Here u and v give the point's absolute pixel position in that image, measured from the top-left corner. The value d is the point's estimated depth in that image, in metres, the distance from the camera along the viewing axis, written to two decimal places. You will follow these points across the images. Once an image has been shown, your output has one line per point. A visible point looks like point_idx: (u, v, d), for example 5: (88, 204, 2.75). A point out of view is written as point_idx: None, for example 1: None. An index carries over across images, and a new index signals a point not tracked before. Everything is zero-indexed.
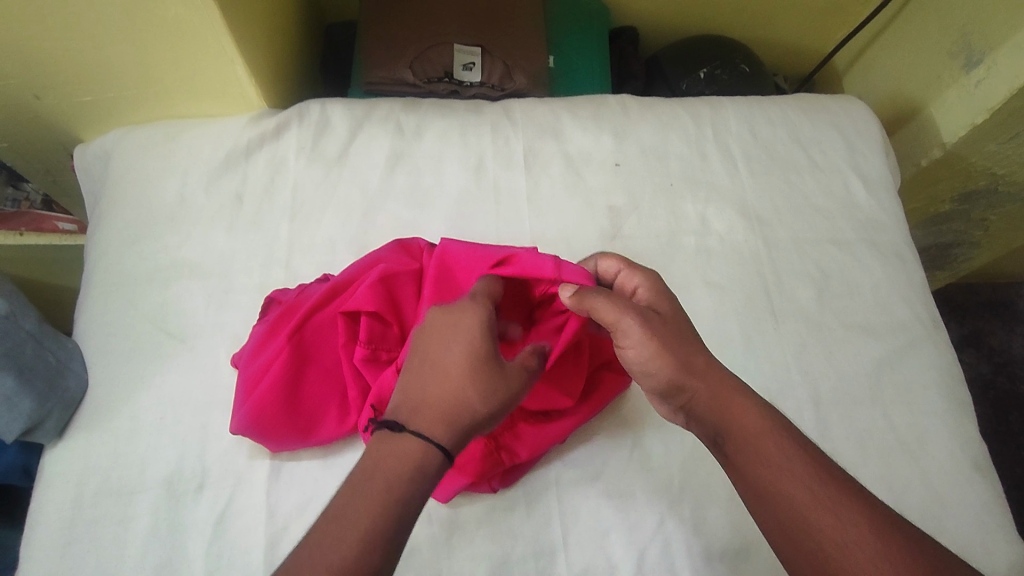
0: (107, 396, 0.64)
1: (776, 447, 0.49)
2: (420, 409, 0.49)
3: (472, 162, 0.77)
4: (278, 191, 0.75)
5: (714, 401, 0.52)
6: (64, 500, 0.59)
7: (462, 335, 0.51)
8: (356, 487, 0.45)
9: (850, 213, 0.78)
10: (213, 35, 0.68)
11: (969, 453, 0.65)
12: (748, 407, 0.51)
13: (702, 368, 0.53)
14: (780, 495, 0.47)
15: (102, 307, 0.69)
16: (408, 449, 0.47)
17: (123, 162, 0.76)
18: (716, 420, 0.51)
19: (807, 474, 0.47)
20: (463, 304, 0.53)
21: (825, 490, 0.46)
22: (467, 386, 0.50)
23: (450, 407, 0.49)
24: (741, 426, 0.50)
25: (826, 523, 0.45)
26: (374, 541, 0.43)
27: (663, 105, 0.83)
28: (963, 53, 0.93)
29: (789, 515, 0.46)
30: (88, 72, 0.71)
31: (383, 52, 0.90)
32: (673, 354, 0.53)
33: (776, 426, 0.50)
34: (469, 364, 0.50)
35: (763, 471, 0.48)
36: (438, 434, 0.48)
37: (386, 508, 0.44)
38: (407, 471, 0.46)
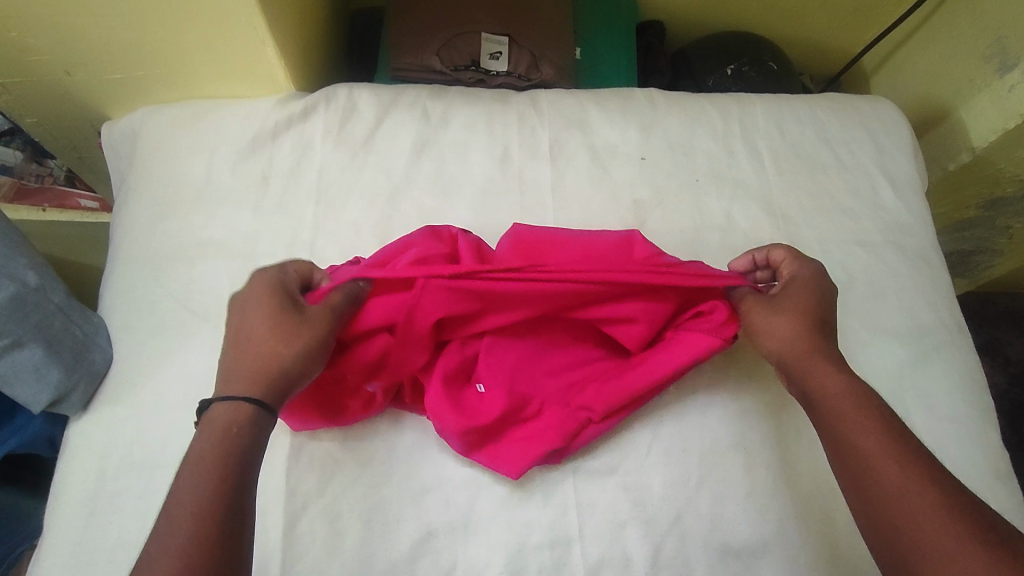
0: (132, 371, 0.65)
1: (856, 409, 0.52)
2: (242, 368, 0.52)
3: (497, 151, 0.77)
4: (303, 174, 0.75)
5: (802, 361, 0.56)
6: (88, 471, 0.60)
7: (260, 291, 0.56)
8: (183, 475, 0.47)
9: (878, 215, 0.77)
10: (246, 16, 0.68)
11: (991, 461, 0.65)
12: (835, 369, 0.55)
13: (809, 340, 0.57)
14: (856, 445, 0.50)
15: (128, 282, 0.70)
16: (230, 418, 0.50)
17: (152, 140, 0.77)
18: (807, 378, 0.55)
19: (882, 434, 0.50)
20: (257, 277, 0.57)
21: (891, 444, 0.49)
22: (266, 344, 0.53)
23: (251, 365, 0.52)
24: (821, 388, 0.54)
25: (889, 473, 0.48)
26: (206, 518, 0.44)
27: (691, 100, 0.83)
28: (997, 57, 0.91)
29: (860, 465, 0.49)
30: (121, 49, 0.71)
31: (410, 39, 0.90)
32: (799, 330, 0.57)
33: (860, 389, 0.53)
34: (269, 314, 0.55)
35: (842, 427, 0.51)
36: (248, 394, 0.51)
37: (213, 483, 0.46)
38: (225, 442, 0.48)
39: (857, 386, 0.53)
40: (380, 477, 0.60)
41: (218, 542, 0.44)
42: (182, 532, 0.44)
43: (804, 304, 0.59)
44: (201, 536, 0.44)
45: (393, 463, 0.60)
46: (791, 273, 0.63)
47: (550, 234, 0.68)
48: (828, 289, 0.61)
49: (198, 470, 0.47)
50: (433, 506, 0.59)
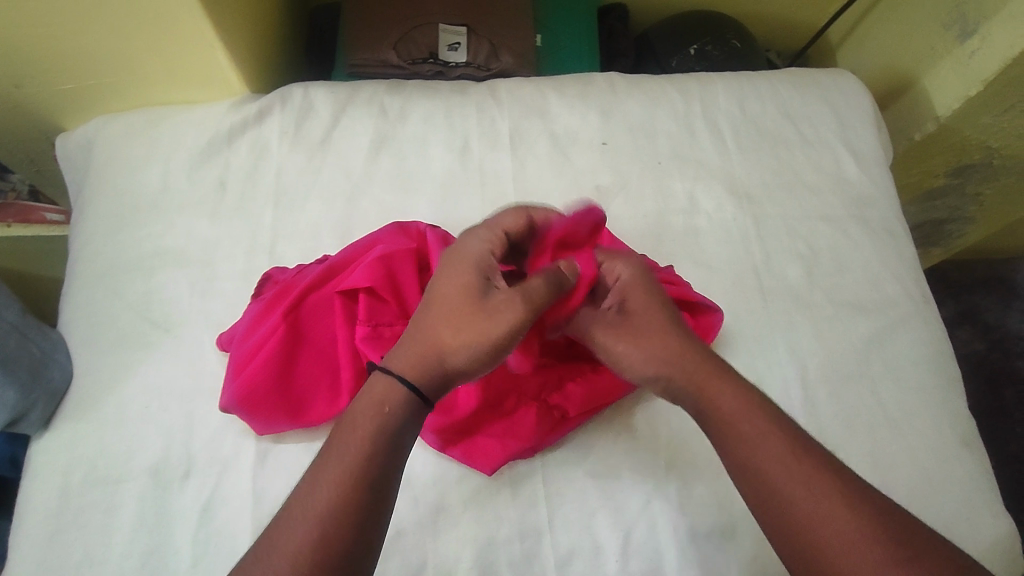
0: (94, 385, 0.64)
1: (761, 428, 0.49)
2: (409, 346, 0.51)
3: (457, 144, 0.76)
4: (260, 176, 0.74)
5: (689, 383, 0.53)
6: (52, 489, 0.59)
7: (458, 275, 0.53)
8: (326, 453, 0.47)
9: (841, 190, 0.77)
10: (191, 19, 0.67)
11: (958, 429, 0.65)
12: (728, 387, 0.52)
13: (680, 358, 0.54)
14: (759, 468, 0.48)
15: (86, 295, 0.69)
16: (377, 394, 0.49)
17: (106, 149, 0.76)
18: (698, 399, 0.52)
19: (793, 455, 0.48)
20: (467, 251, 0.54)
21: (801, 460, 0.47)
22: (451, 331, 0.51)
23: (435, 345, 0.51)
24: (721, 404, 0.51)
25: (804, 498, 0.46)
26: (353, 491, 0.45)
27: (651, 82, 0.82)
28: (958, 24, 0.90)
29: (774, 492, 0.47)
30: (66, 60, 0.70)
31: (367, 33, 0.88)
32: (661, 345, 0.54)
33: (756, 405, 0.50)
34: (463, 301, 0.51)
35: (750, 452, 0.49)
36: (407, 375, 0.50)
37: (366, 460, 0.46)
38: (381, 419, 0.48)
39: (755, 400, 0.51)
40: None
41: (353, 515, 0.45)
42: (320, 505, 0.44)
43: (655, 317, 0.56)
44: (343, 505, 0.44)
45: None
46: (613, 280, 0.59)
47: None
48: (662, 288, 0.59)
49: (355, 439, 0.47)
50: (401, 505, 0.59)
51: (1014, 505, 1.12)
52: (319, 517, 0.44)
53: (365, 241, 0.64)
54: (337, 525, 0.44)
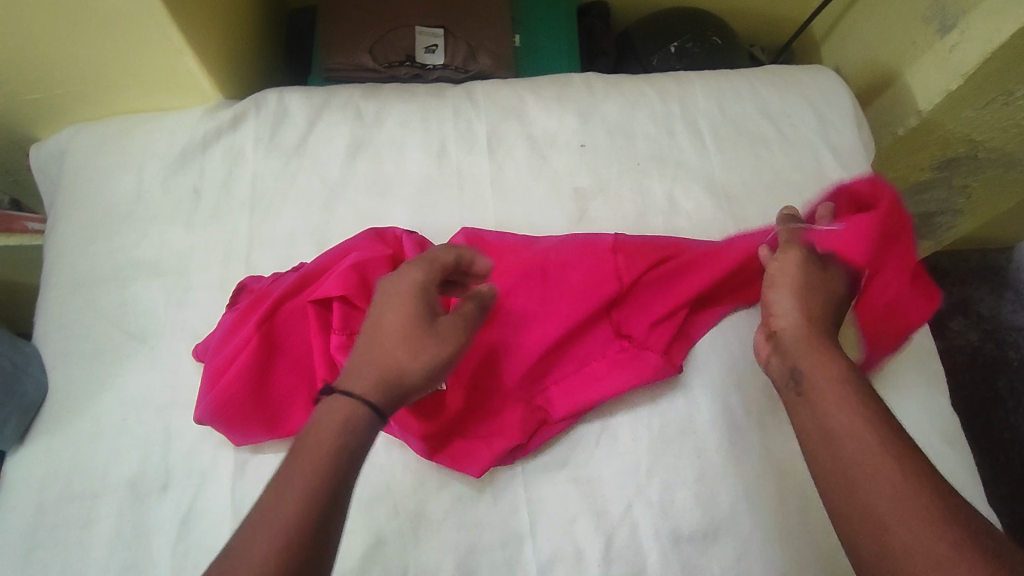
0: (68, 399, 0.64)
1: (845, 403, 0.50)
2: (361, 369, 0.50)
3: (434, 147, 0.76)
4: (236, 184, 0.74)
5: (803, 347, 0.56)
6: (28, 505, 0.59)
7: (403, 295, 0.53)
8: (290, 461, 0.44)
9: (821, 187, 0.77)
10: (157, 25, 0.66)
11: (940, 425, 0.66)
12: (836, 366, 0.53)
13: (818, 301, 0.60)
14: (842, 445, 0.48)
15: (61, 308, 0.68)
16: (333, 414, 0.47)
17: (78, 159, 0.75)
18: (796, 357, 0.56)
19: (880, 438, 0.47)
20: (409, 271, 0.54)
21: (888, 444, 0.46)
22: (400, 349, 0.50)
23: (386, 365, 0.50)
24: (820, 385, 0.52)
25: (869, 462, 0.46)
26: (313, 507, 0.42)
27: (629, 82, 0.81)
28: (937, 18, 0.90)
29: (837, 457, 0.48)
30: (33, 69, 0.69)
31: (342, 37, 0.87)
32: (813, 293, 0.60)
33: (861, 392, 0.51)
34: (408, 324, 0.51)
35: (834, 419, 0.50)
36: (368, 396, 0.48)
37: (322, 473, 0.44)
38: (339, 436, 0.46)
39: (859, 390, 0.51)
40: None
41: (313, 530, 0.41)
42: (281, 518, 0.41)
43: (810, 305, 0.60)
44: (304, 520, 0.41)
45: None
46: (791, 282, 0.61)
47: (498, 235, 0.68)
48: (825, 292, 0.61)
49: (309, 454, 0.44)
50: (381, 514, 0.59)
51: (1008, 496, 1.12)
52: (280, 537, 0.40)
53: (339, 249, 0.64)
54: (299, 542, 0.40)
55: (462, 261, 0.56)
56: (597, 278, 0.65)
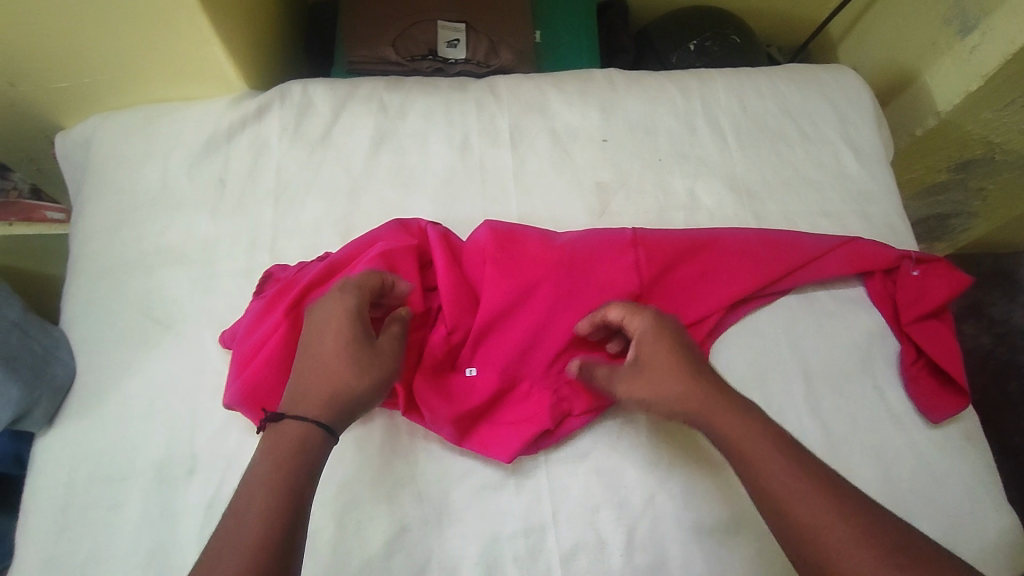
0: (96, 383, 0.64)
1: (764, 453, 0.49)
2: (308, 393, 0.52)
3: (457, 140, 0.76)
4: (261, 174, 0.74)
5: (705, 411, 0.52)
6: (57, 487, 0.60)
7: (335, 319, 0.55)
8: (245, 489, 0.48)
9: (842, 186, 0.77)
10: (188, 15, 0.67)
11: (959, 424, 0.66)
12: (733, 411, 0.52)
13: (676, 372, 0.54)
14: (767, 490, 0.48)
15: (88, 294, 0.69)
16: (284, 441, 0.50)
17: (105, 147, 0.75)
18: (709, 425, 0.52)
19: (799, 475, 0.47)
20: (334, 297, 0.56)
21: (803, 480, 0.47)
22: (342, 370, 0.53)
23: (329, 387, 0.52)
24: (723, 429, 0.51)
25: (807, 511, 0.46)
26: (275, 524, 0.45)
27: (650, 78, 0.82)
28: (958, 19, 0.90)
29: (783, 519, 0.47)
30: (64, 58, 0.70)
31: (366, 30, 0.88)
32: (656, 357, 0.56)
33: (757, 427, 0.51)
34: (344, 346, 0.53)
35: (754, 468, 0.49)
36: (317, 417, 0.51)
37: (278, 496, 0.47)
38: (292, 458, 0.49)
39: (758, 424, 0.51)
40: (352, 475, 0.60)
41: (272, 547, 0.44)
42: (246, 534, 0.45)
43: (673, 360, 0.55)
44: (260, 542, 0.44)
45: (364, 459, 0.60)
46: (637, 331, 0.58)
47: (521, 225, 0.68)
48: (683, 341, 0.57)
49: (262, 481, 0.47)
50: (406, 501, 0.59)
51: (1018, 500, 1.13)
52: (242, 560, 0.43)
53: (365, 240, 0.65)
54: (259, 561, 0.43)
55: (386, 283, 0.58)
56: (619, 268, 0.65)
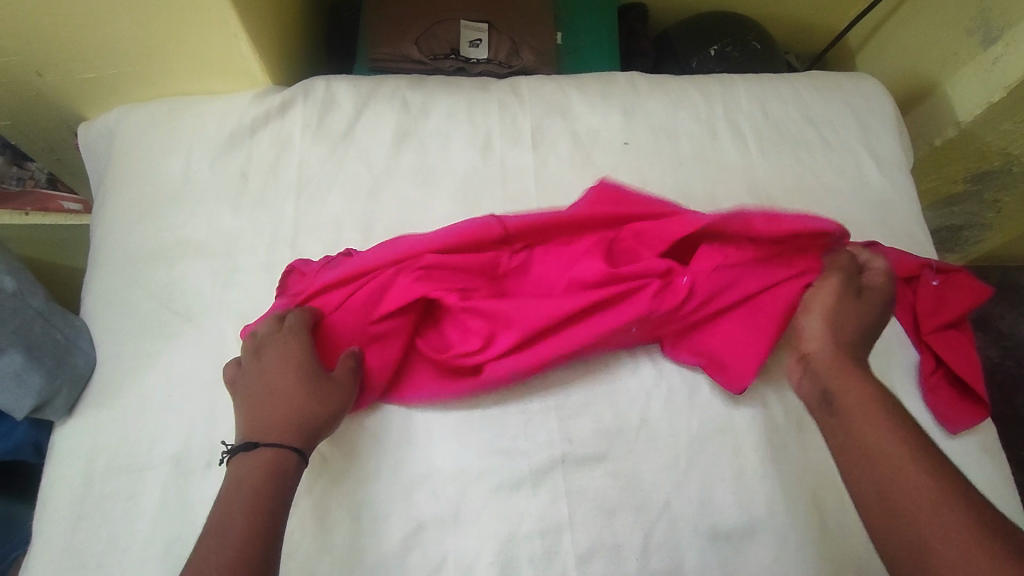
0: (116, 373, 0.64)
1: (880, 425, 0.48)
2: (268, 424, 0.54)
3: (479, 140, 0.77)
4: (283, 169, 0.74)
5: (833, 371, 0.54)
6: (76, 476, 0.60)
7: (282, 351, 0.58)
8: (220, 508, 0.49)
9: (863, 194, 0.77)
10: (218, 8, 0.67)
11: (977, 435, 0.66)
12: (862, 386, 0.51)
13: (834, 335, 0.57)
14: (870, 455, 0.47)
15: (109, 285, 0.69)
16: (251, 465, 0.51)
17: (128, 139, 0.76)
18: (830, 380, 0.53)
19: (908, 447, 0.46)
20: (284, 338, 0.59)
21: (916, 452, 0.45)
22: (300, 399, 0.55)
23: (287, 415, 0.54)
24: (849, 394, 0.51)
25: (906, 481, 0.44)
26: (252, 539, 0.46)
27: (673, 82, 0.82)
28: (981, 30, 0.90)
29: (882, 483, 0.45)
30: (91, 49, 0.70)
31: (389, 28, 0.88)
32: (838, 320, 0.58)
33: (884, 401, 0.50)
34: (290, 373, 0.57)
35: (868, 439, 0.48)
36: (285, 441, 0.53)
37: (257, 509, 0.48)
38: (266, 476, 0.50)
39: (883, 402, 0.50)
40: (369, 472, 0.60)
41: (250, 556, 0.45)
42: (225, 551, 0.45)
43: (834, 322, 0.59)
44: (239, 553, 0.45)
45: (380, 456, 0.60)
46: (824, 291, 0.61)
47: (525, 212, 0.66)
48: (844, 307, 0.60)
49: (236, 499, 0.49)
50: (422, 499, 0.59)
51: None
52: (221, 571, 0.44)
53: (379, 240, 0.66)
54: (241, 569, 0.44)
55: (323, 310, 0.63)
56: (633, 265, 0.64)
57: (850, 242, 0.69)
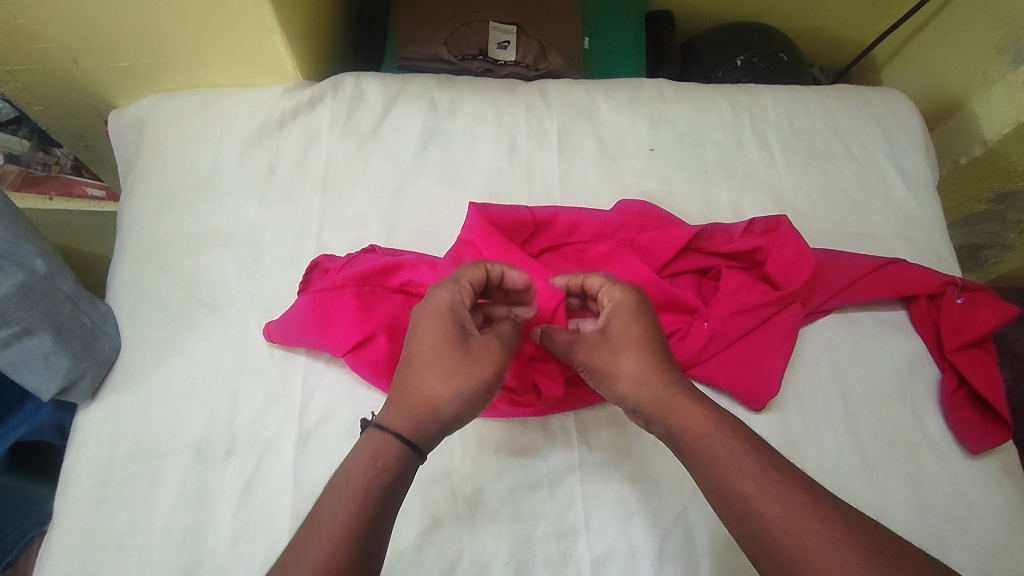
0: (140, 360, 0.65)
1: (725, 449, 0.47)
2: (400, 406, 0.50)
3: (505, 141, 0.77)
4: (310, 163, 0.75)
5: (659, 404, 0.51)
6: (97, 459, 0.60)
7: (438, 305, 0.53)
8: (325, 499, 0.45)
9: (889, 210, 0.77)
10: (253, 3, 0.67)
11: (998, 456, 0.66)
12: (694, 405, 0.50)
13: (646, 357, 0.53)
14: (727, 486, 0.46)
15: (136, 271, 0.70)
16: (371, 441, 0.48)
17: (159, 128, 0.76)
18: (664, 419, 0.50)
19: (758, 470, 0.46)
20: (439, 301, 0.53)
21: (768, 471, 0.45)
22: (442, 383, 0.50)
23: (427, 399, 0.50)
24: (686, 423, 0.49)
25: (766, 510, 0.44)
26: (351, 542, 0.43)
27: (700, 91, 0.82)
28: (1011, 49, 0.90)
29: (750, 519, 0.44)
30: (125, 39, 0.70)
31: (419, 27, 0.89)
32: (632, 336, 0.54)
33: (727, 426, 0.48)
34: (443, 351, 0.51)
35: (716, 469, 0.47)
36: (408, 433, 0.49)
37: (358, 509, 0.44)
38: (374, 471, 0.46)
39: (722, 419, 0.49)
40: None
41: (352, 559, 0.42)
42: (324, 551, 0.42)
43: (636, 353, 0.53)
44: (338, 554, 0.42)
45: None
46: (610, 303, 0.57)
47: (554, 209, 0.69)
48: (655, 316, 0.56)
49: (340, 494, 0.45)
50: (438, 496, 0.59)
51: None
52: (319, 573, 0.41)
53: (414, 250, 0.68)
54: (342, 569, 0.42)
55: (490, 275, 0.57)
56: (648, 271, 0.66)
57: (864, 261, 0.70)
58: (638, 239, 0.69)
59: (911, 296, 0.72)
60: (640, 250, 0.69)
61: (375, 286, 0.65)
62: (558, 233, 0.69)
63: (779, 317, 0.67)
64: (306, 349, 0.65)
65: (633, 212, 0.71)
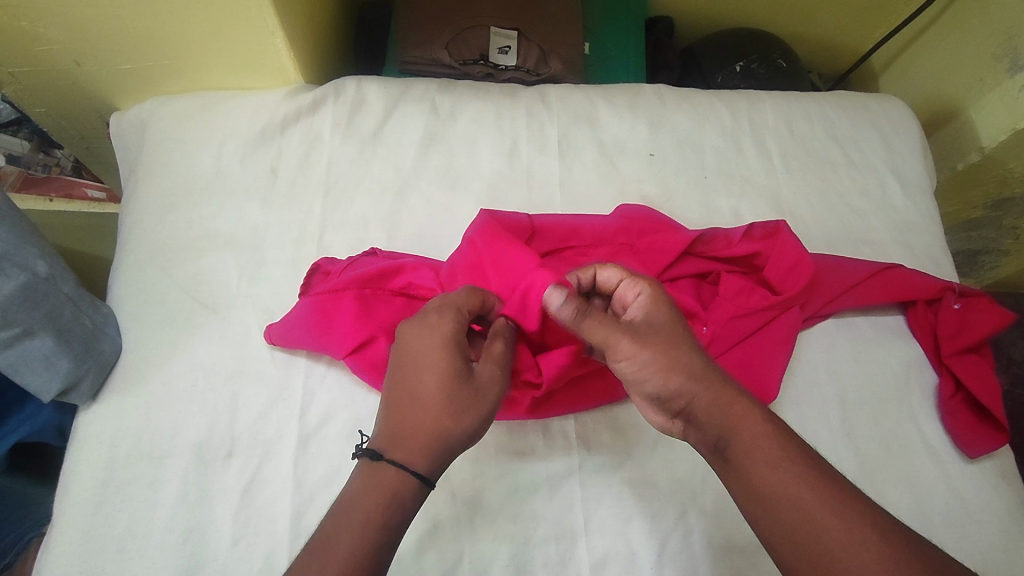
0: (141, 362, 0.65)
1: (775, 460, 0.46)
2: (403, 438, 0.49)
3: (506, 146, 0.77)
4: (312, 166, 0.75)
5: (713, 404, 0.49)
6: (98, 461, 0.60)
7: (434, 343, 0.51)
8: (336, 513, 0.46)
9: (886, 215, 0.78)
10: (256, 7, 0.68)
11: (995, 461, 0.66)
12: (750, 410, 0.49)
13: (686, 352, 0.51)
14: (777, 498, 0.45)
15: (137, 273, 0.70)
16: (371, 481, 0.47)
17: (160, 131, 0.76)
18: (715, 420, 0.49)
19: (809, 482, 0.45)
20: (430, 327, 0.52)
21: (820, 485, 0.45)
22: (444, 416, 0.49)
23: (430, 432, 0.49)
24: (741, 428, 0.48)
25: (822, 523, 0.43)
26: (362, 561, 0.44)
27: (700, 96, 0.82)
28: (1008, 57, 0.90)
29: (803, 531, 0.44)
30: (129, 43, 0.71)
31: (420, 32, 0.90)
32: (669, 328, 0.52)
33: (776, 432, 0.48)
34: (442, 382, 0.50)
35: (767, 476, 0.46)
36: (418, 466, 0.48)
37: (371, 528, 0.45)
38: (389, 489, 0.47)
39: (777, 425, 0.48)
40: None
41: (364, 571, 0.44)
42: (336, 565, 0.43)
43: (674, 347, 0.51)
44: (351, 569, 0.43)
45: None
46: (637, 296, 0.54)
47: (554, 216, 0.70)
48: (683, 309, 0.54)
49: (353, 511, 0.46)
50: (438, 499, 0.59)
51: None
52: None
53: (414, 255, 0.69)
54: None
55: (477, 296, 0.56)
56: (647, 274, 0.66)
57: (863, 266, 0.71)
58: (637, 244, 0.69)
59: (910, 302, 0.72)
60: (640, 254, 0.68)
61: (376, 289, 0.65)
62: (559, 237, 0.69)
63: (778, 321, 0.67)
64: (306, 351, 0.65)
65: (633, 217, 0.71)
